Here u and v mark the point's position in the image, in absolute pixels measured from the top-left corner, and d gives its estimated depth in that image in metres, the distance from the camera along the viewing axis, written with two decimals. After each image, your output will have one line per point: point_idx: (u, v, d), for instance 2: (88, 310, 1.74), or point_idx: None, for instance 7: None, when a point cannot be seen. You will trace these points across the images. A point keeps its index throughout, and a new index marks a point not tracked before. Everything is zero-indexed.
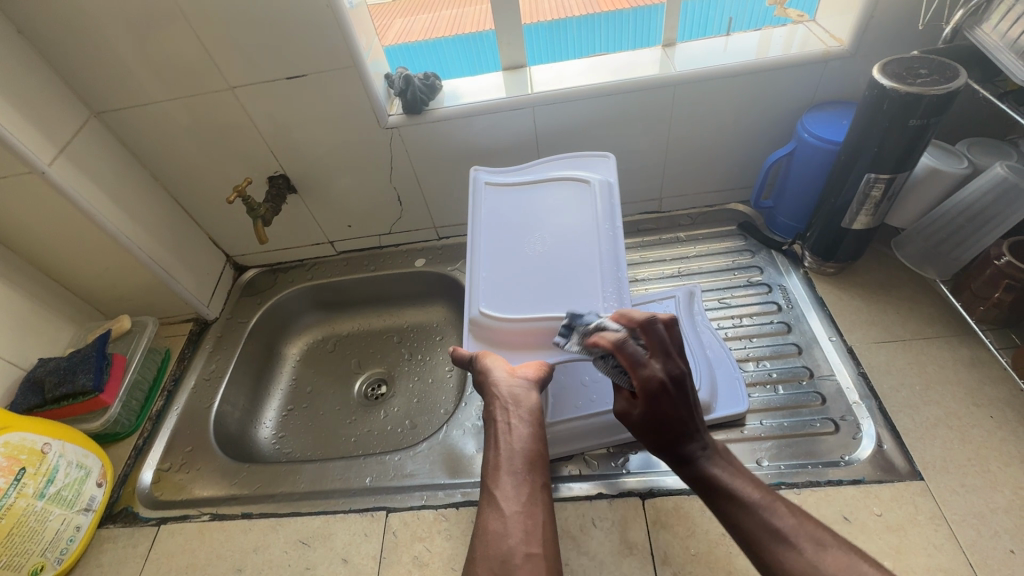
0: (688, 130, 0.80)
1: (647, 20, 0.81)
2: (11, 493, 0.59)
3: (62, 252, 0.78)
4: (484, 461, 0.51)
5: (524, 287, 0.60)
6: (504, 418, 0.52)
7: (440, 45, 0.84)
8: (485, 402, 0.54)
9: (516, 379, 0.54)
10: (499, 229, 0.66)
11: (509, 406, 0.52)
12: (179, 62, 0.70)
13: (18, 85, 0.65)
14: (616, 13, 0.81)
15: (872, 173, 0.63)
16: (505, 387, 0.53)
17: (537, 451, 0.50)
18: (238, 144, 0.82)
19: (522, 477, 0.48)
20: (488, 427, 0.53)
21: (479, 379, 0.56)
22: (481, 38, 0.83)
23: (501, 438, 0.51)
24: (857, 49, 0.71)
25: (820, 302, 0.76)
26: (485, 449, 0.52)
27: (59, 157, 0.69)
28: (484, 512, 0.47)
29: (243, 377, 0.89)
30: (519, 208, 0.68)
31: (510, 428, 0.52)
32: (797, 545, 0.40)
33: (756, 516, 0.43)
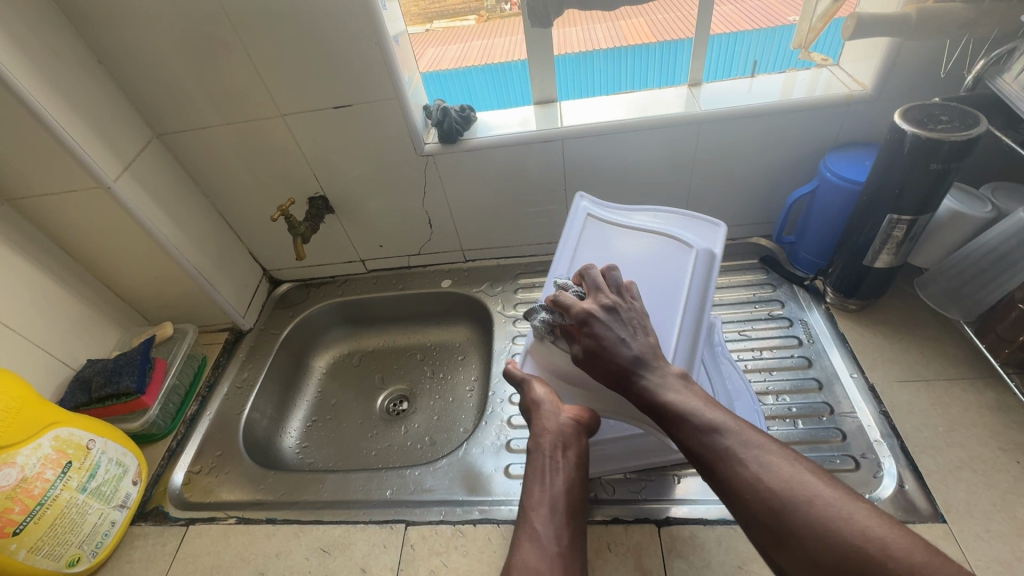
0: (711, 165, 0.83)
1: (673, 53, 0.82)
2: (57, 485, 0.62)
3: (117, 262, 0.84)
4: (528, 494, 0.52)
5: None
6: (552, 455, 0.54)
7: (471, 74, 0.87)
8: (537, 432, 0.56)
9: (567, 419, 0.56)
10: (589, 270, 0.66)
11: (558, 444, 0.54)
12: (237, 90, 0.76)
13: (94, 109, 0.71)
14: (643, 46, 0.82)
15: (893, 215, 0.64)
16: (557, 425, 0.55)
17: (578, 496, 0.52)
18: (283, 166, 0.87)
19: (565, 517, 0.50)
20: (535, 459, 0.55)
21: (532, 408, 0.58)
22: (509, 68, 0.86)
23: (547, 474, 0.53)
24: (879, 93, 0.72)
25: (842, 338, 0.76)
26: (528, 479, 0.54)
27: (124, 174, 0.75)
28: (523, 547, 0.48)
29: (272, 387, 0.92)
30: (614, 252, 0.66)
31: (557, 467, 0.54)
32: (743, 457, 0.41)
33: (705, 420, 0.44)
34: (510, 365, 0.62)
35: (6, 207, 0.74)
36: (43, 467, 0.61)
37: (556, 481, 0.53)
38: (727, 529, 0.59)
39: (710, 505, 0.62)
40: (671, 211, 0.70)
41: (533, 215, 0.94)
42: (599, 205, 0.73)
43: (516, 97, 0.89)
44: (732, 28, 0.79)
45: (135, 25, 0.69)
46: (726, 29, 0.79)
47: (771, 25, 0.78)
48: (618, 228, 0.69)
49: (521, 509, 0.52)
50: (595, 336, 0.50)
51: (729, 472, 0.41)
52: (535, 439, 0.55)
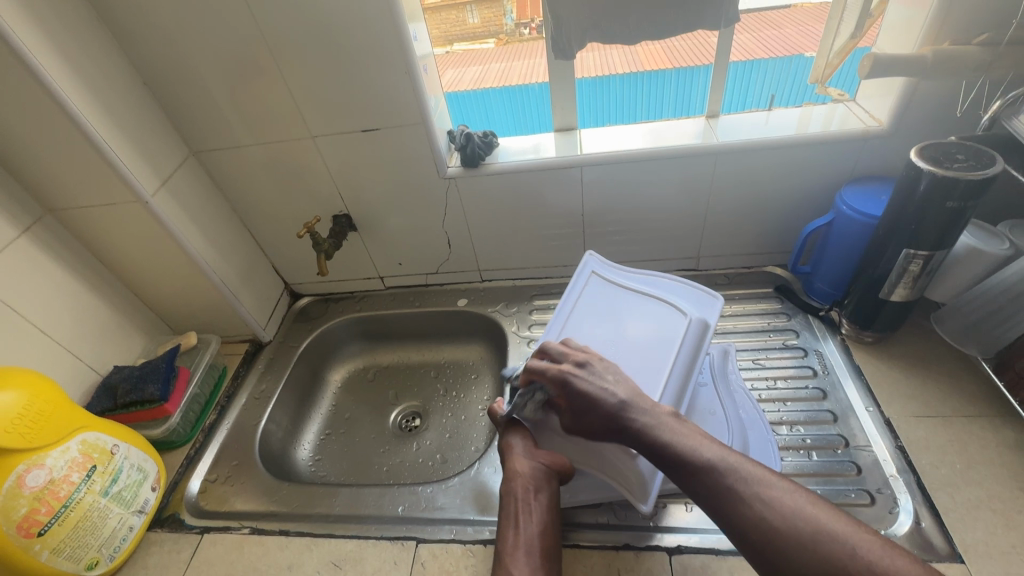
0: (728, 194, 0.84)
1: (690, 79, 0.84)
2: (82, 489, 0.64)
3: (148, 272, 0.87)
4: (503, 540, 0.56)
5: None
6: (524, 499, 0.59)
7: (488, 95, 0.90)
8: (508, 477, 0.61)
9: (539, 464, 0.61)
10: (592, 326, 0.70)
11: (530, 488, 0.59)
12: (271, 112, 0.80)
13: (137, 127, 0.75)
14: (659, 73, 0.84)
15: (910, 250, 0.65)
16: (528, 470, 0.60)
17: (551, 538, 0.57)
18: (310, 185, 0.90)
19: (540, 559, 0.54)
20: (508, 503, 0.59)
21: (505, 451, 0.65)
22: (526, 90, 0.88)
23: (520, 519, 0.57)
24: (896, 129, 0.74)
25: (857, 371, 0.76)
26: (502, 524, 0.58)
27: (161, 189, 0.78)
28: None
29: (289, 399, 0.94)
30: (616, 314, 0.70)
31: (530, 510, 0.58)
32: (749, 499, 0.45)
33: (715, 449, 0.49)
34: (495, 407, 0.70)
35: (49, 218, 0.78)
36: (70, 470, 0.63)
37: (529, 524, 0.57)
38: (739, 560, 0.59)
39: (722, 535, 0.62)
40: (669, 278, 0.72)
41: (550, 238, 0.95)
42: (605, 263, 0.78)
43: (530, 123, 0.92)
44: (749, 55, 0.81)
45: (180, 50, 0.73)
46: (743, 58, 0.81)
47: (788, 55, 0.80)
48: (616, 290, 0.73)
49: (497, 552, 0.55)
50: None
51: (736, 512, 0.45)
52: (508, 485, 0.60)
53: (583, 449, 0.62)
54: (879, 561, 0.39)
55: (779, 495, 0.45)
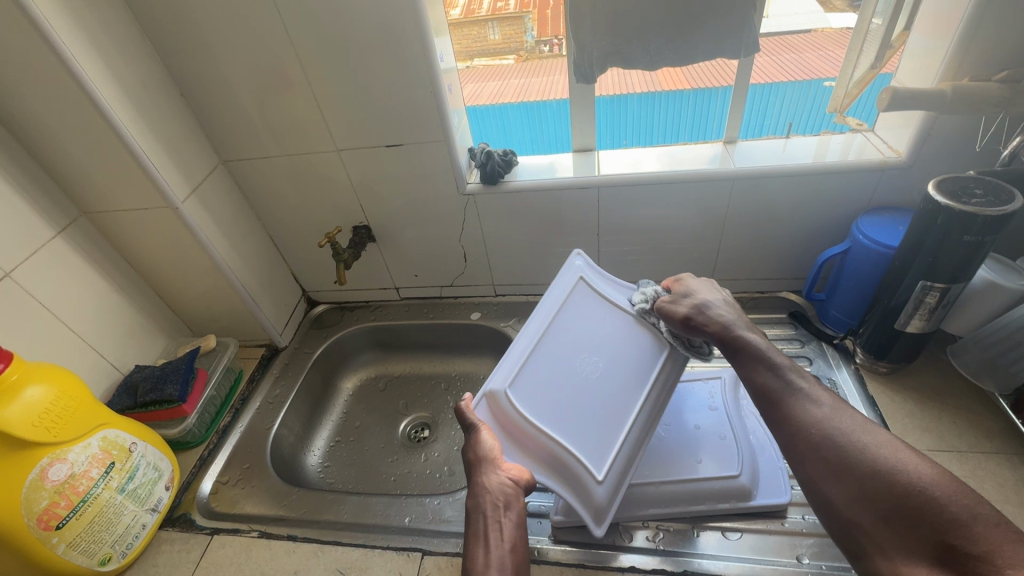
0: (744, 217, 0.85)
1: (707, 101, 0.85)
2: (100, 485, 0.65)
3: (172, 275, 0.90)
4: (472, 561, 0.50)
5: (558, 399, 0.63)
6: (493, 516, 0.54)
7: (506, 110, 0.92)
8: (476, 493, 0.56)
9: (508, 476, 0.57)
10: (597, 312, 0.69)
11: (498, 504, 0.55)
12: (299, 125, 0.83)
13: (172, 137, 0.78)
14: (677, 92, 0.83)
15: (926, 282, 0.65)
16: (497, 483, 0.56)
17: (523, 556, 0.51)
18: (332, 196, 0.93)
19: None
20: (475, 523, 0.54)
21: (472, 458, 0.60)
22: (543, 106, 0.89)
23: (489, 537, 0.52)
24: (914, 161, 0.74)
25: (871, 400, 0.76)
26: (470, 546, 0.52)
27: (191, 196, 0.81)
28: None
29: (302, 405, 0.95)
30: (593, 329, 0.68)
31: (502, 527, 0.53)
32: (802, 404, 0.49)
33: (786, 374, 0.51)
34: (464, 405, 0.63)
35: (84, 220, 0.81)
36: (90, 465, 0.64)
37: (500, 543, 0.52)
38: None
39: (729, 561, 0.61)
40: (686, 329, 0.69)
41: (565, 255, 0.96)
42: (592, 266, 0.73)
43: (547, 141, 0.94)
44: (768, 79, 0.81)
45: (218, 66, 0.77)
46: (763, 80, 0.81)
47: (808, 77, 0.80)
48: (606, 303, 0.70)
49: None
50: (685, 283, 0.66)
51: (788, 411, 0.49)
52: (476, 502, 0.55)
53: (547, 464, 0.61)
54: (921, 479, 0.40)
55: (853, 424, 0.46)
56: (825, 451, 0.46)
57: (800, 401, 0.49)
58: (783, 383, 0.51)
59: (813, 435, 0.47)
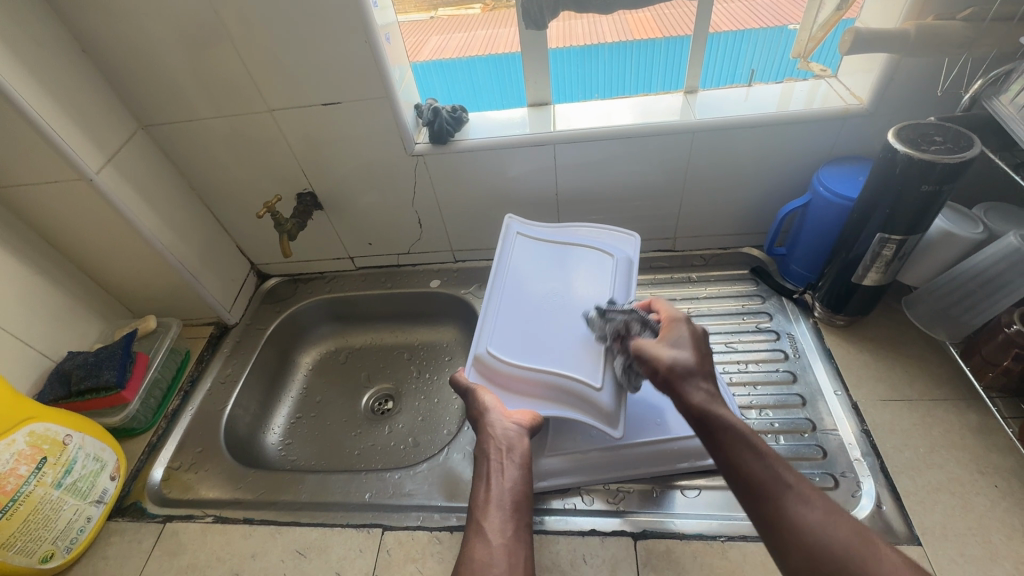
0: (706, 171, 0.82)
1: (677, 51, 0.80)
2: (31, 481, 0.61)
3: (99, 252, 0.82)
4: (475, 495, 0.54)
5: (533, 334, 0.63)
6: (496, 459, 0.57)
7: (474, 63, 0.85)
8: (482, 440, 0.59)
9: (511, 423, 0.59)
10: (541, 253, 0.73)
11: (501, 449, 0.57)
12: (223, 84, 0.74)
13: (76, 98, 0.69)
14: (648, 42, 0.79)
15: (883, 233, 0.64)
16: (499, 429, 0.58)
17: (523, 492, 0.54)
18: (270, 162, 0.85)
19: (511, 512, 0.52)
20: (482, 465, 0.58)
21: (474, 413, 0.62)
22: (510, 59, 0.83)
23: (492, 477, 0.56)
24: (875, 108, 0.72)
25: (828, 353, 0.76)
26: (475, 486, 0.56)
27: (107, 165, 0.73)
28: (472, 543, 0.49)
29: (256, 383, 0.92)
30: (542, 268, 0.71)
31: (506, 470, 0.56)
32: (794, 499, 0.42)
33: (731, 421, 0.47)
34: (455, 375, 0.64)
35: None
36: (17, 463, 0.60)
37: (502, 481, 0.55)
38: (703, 545, 0.59)
39: (687, 519, 0.62)
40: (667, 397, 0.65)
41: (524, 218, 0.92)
42: (529, 226, 0.76)
43: (516, 94, 0.87)
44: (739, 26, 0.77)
45: (119, 14, 0.67)
46: (731, 27, 0.77)
47: (778, 25, 0.76)
48: (546, 246, 0.73)
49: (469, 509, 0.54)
50: (678, 330, 0.56)
51: (775, 504, 0.42)
52: (482, 446, 0.58)
53: (547, 395, 0.60)
54: None
55: (849, 534, 0.40)
56: (823, 565, 0.39)
57: (788, 500, 0.42)
58: (727, 428, 0.47)
59: (807, 540, 0.40)
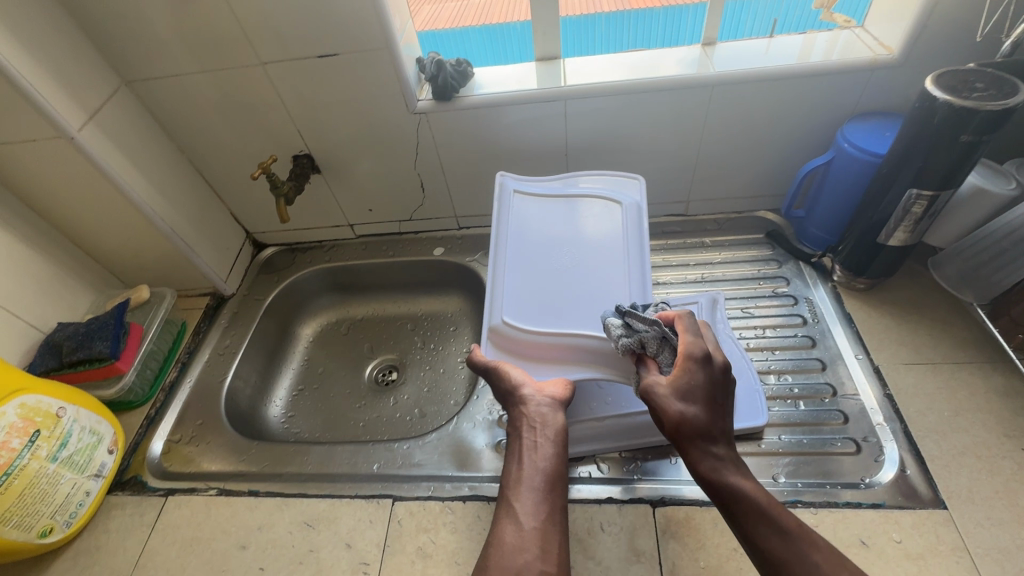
0: (722, 129, 0.78)
1: (677, 20, 0.78)
2: (25, 455, 0.59)
3: (85, 219, 0.78)
4: (507, 474, 0.52)
5: (549, 296, 0.60)
6: (530, 435, 0.54)
7: (468, 34, 0.81)
8: (514, 416, 0.55)
9: (545, 395, 0.55)
10: (543, 209, 0.69)
11: (535, 425, 0.54)
12: (211, 34, 0.69)
13: (52, 49, 0.64)
14: (647, 10, 0.78)
15: (914, 189, 0.61)
16: (533, 406, 0.54)
17: (558, 472, 0.51)
18: (264, 122, 0.80)
19: (544, 494, 0.49)
20: (515, 441, 0.55)
21: (504, 389, 0.57)
22: (509, 29, 0.80)
23: (525, 454, 0.53)
24: (907, 58, 0.67)
25: (848, 317, 0.74)
26: (508, 463, 0.53)
27: (89, 123, 0.68)
28: (502, 524, 0.48)
29: (256, 355, 0.89)
30: (548, 229, 0.67)
31: (540, 445, 0.53)
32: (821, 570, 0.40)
33: (795, 543, 0.42)
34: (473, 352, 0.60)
35: None
36: (9, 436, 0.58)
37: (535, 458, 0.52)
38: None
39: None
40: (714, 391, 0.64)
41: None
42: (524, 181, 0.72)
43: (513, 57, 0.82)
44: None
45: None
46: None
47: None
48: (547, 202, 0.70)
49: (501, 488, 0.51)
50: (691, 376, 0.48)
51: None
52: (515, 423, 0.55)
53: (575, 360, 0.58)
54: None
55: None
56: None
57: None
58: (793, 554, 0.41)
59: None
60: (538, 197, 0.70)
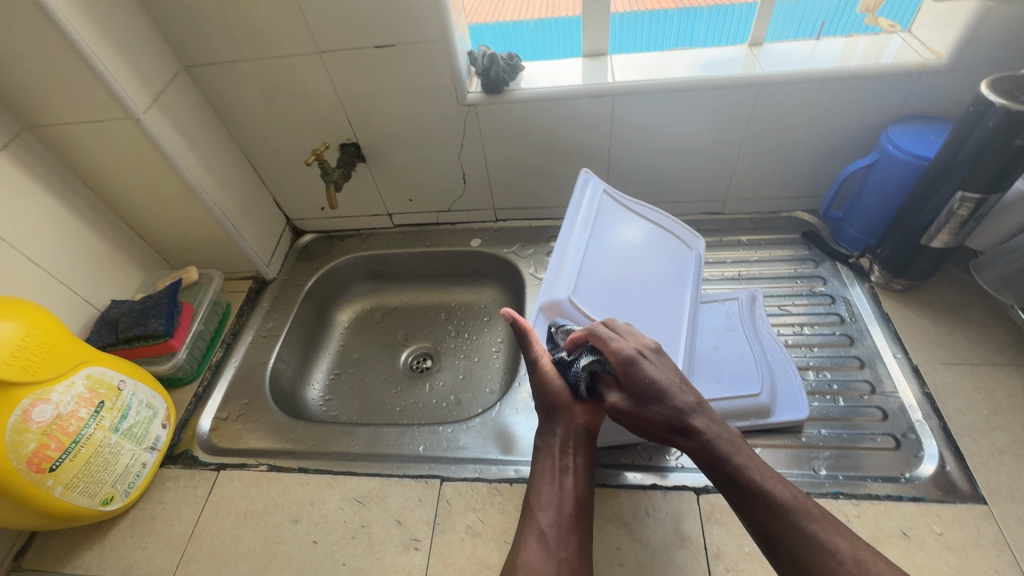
0: (765, 129, 0.79)
1: (689, 22, 0.80)
2: (91, 425, 0.61)
3: (140, 200, 0.80)
4: (537, 495, 0.56)
5: (612, 307, 0.62)
6: (562, 460, 0.58)
7: (480, 30, 0.84)
8: (548, 438, 0.60)
9: (576, 422, 0.60)
10: (622, 221, 0.69)
11: (567, 450, 0.59)
12: (273, 22, 0.70)
13: (122, 33, 0.66)
14: (660, 12, 0.80)
15: (961, 191, 0.62)
16: (566, 431, 0.59)
17: (585, 501, 0.56)
18: (315, 111, 0.82)
19: (571, 522, 0.54)
20: (546, 462, 0.59)
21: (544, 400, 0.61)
22: (520, 27, 0.83)
23: (556, 478, 0.57)
24: (956, 63, 0.68)
25: (885, 318, 0.75)
26: (538, 481, 0.58)
27: (153, 106, 0.70)
28: (529, 547, 0.53)
29: (297, 339, 0.91)
30: (625, 247, 0.67)
31: (569, 471, 0.58)
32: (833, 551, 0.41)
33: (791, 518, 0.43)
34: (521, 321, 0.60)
35: (28, 134, 0.70)
36: (77, 405, 0.60)
37: (565, 484, 0.57)
38: None
39: None
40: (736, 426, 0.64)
41: (569, 177, 0.91)
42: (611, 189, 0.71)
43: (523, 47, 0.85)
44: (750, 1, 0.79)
45: None
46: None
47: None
48: (627, 217, 0.70)
49: (531, 508, 0.56)
50: (638, 378, 0.49)
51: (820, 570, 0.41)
52: (547, 444, 0.60)
53: None
54: None
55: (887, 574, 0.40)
56: None
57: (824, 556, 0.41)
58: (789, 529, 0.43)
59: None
60: (622, 209, 0.70)
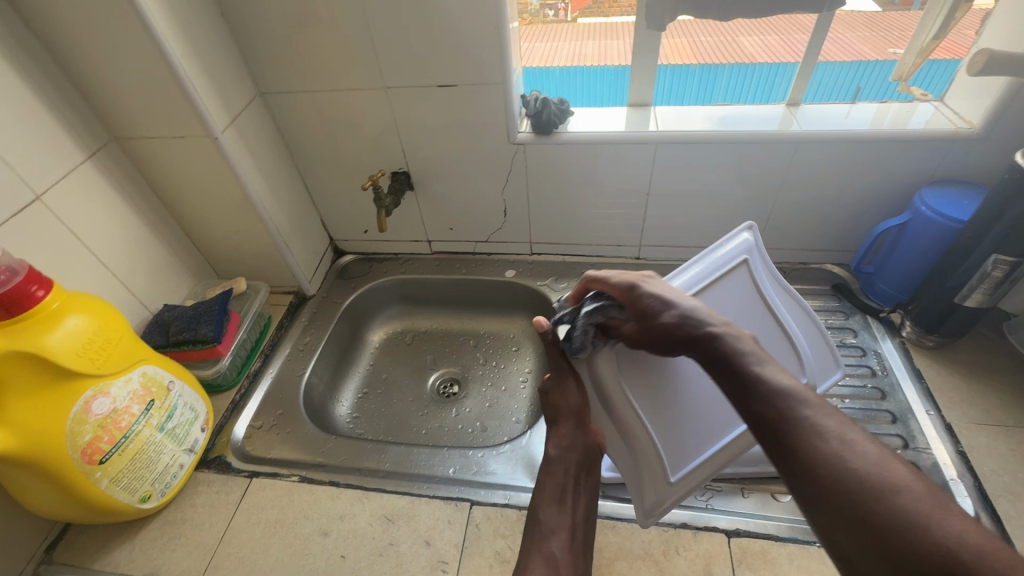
0: (799, 184, 0.83)
1: (708, 80, 0.84)
2: (141, 421, 0.63)
3: (203, 212, 0.85)
4: (545, 512, 0.59)
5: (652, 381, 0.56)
6: (573, 482, 0.61)
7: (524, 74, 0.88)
8: (563, 455, 0.62)
9: (590, 442, 0.63)
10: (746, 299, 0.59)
11: (580, 475, 0.61)
12: (347, 59, 0.76)
13: (213, 61, 0.72)
14: (682, 66, 0.83)
15: (996, 254, 0.64)
16: (580, 450, 0.62)
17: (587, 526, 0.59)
18: (373, 140, 0.87)
19: (577, 545, 0.57)
20: (556, 480, 0.61)
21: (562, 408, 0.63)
22: (542, 73, 0.88)
23: (564, 500, 0.60)
24: (989, 133, 0.72)
25: (917, 374, 0.76)
26: (547, 498, 0.60)
27: (230, 126, 0.76)
28: (536, 565, 0.54)
29: (331, 355, 0.93)
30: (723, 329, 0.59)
31: (576, 493, 0.61)
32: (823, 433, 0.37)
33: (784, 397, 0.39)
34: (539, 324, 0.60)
35: (113, 145, 0.76)
36: (131, 402, 0.62)
37: (573, 507, 0.60)
38: (799, 548, 0.59)
39: (779, 522, 0.62)
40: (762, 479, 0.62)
41: (605, 217, 0.94)
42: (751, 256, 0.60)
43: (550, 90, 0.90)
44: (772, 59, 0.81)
45: None
46: (768, 58, 0.80)
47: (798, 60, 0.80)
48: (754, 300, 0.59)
49: (540, 525, 0.58)
50: (643, 298, 0.50)
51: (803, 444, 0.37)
52: (558, 461, 0.62)
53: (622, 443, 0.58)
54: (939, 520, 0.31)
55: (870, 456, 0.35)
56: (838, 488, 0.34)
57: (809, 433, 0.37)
58: (781, 410, 0.39)
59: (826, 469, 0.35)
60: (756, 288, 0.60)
